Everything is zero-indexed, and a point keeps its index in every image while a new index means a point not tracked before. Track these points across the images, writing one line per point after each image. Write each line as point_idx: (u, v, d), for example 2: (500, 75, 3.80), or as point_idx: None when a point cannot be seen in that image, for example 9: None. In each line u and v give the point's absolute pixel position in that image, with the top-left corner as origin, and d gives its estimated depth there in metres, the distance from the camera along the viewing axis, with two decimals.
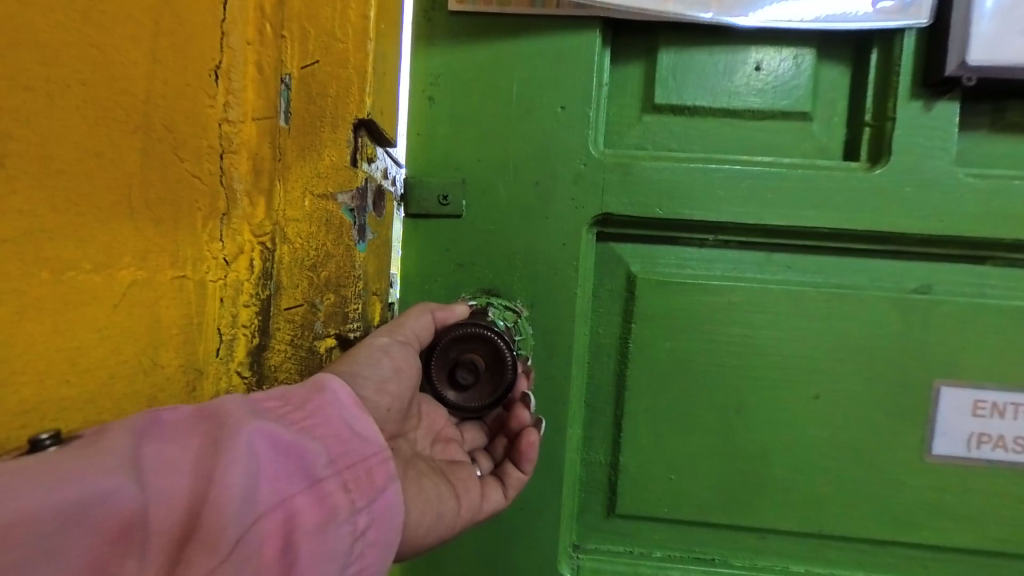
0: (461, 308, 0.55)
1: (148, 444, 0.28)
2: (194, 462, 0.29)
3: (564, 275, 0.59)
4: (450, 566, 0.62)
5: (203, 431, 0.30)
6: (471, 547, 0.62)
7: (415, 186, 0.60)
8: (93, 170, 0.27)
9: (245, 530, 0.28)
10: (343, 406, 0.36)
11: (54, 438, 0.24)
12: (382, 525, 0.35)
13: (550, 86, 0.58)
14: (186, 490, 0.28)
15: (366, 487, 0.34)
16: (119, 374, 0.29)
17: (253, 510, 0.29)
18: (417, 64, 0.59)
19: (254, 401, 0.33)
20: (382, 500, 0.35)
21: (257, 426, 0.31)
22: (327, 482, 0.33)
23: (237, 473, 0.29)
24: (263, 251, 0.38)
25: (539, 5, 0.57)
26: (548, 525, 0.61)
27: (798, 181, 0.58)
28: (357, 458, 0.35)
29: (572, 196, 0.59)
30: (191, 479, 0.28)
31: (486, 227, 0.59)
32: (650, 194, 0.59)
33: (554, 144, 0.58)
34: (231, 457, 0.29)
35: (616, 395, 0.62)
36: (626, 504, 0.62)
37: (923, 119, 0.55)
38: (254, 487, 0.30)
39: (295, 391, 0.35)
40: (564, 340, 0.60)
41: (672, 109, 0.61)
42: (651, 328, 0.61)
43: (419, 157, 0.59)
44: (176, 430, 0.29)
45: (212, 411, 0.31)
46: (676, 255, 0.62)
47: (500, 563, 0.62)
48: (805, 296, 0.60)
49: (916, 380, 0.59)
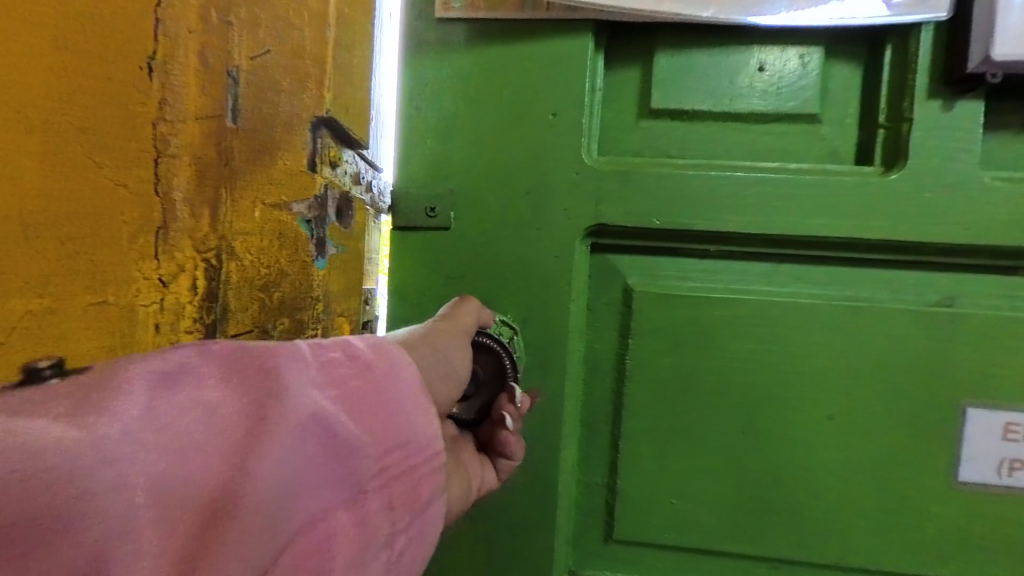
0: (472, 300, 0.54)
1: (187, 422, 0.26)
2: (233, 446, 0.26)
3: (558, 288, 0.57)
4: None
5: (262, 414, 0.28)
6: (462, 573, 0.59)
7: (404, 197, 0.58)
8: (54, 194, 0.32)
9: (279, 551, 0.27)
10: (403, 404, 0.35)
11: (52, 369, 0.33)
12: (416, 541, 0.35)
13: (543, 92, 0.56)
14: (222, 486, 0.25)
15: (410, 503, 0.34)
16: (96, 357, 0.35)
17: (291, 521, 0.27)
18: (406, 73, 0.57)
19: (315, 382, 0.31)
20: (422, 515, 0.35)
21: (314, 419, 0.29)
22: (373, 496, 0.32)
23: (283, 478, 0.27)
24: (207, 268, 0.39)
25: (529, 9, 0.55)
26: (543, 550, 0.58)
27: (807, 187, 0.55)
28: (404, 472, 0.34)
29: (564, 206, 0.56)
30: (232, 465, 0.26)
31: (477, 238, 0.57)
32: (647, 202, 0.56)
33: (545, 151, 0.56)
34: (277, 457, 0.27)
35: (614, 413, 0.59)
36: (626, 529, 0.59)
37: (945, 119, 0.51)
38: (297, 488, 0.28)
39: (358, 375, 0.33)
40: (559, 356, 0.57)
41: (671, 113, 0.58)
42: (650, 343, 0.58)
43: (408, 167, 0.58)
44: (222, 411, 0.27)
45: (272, 390, 0.29)
46: (676, 266, 0.59)
47: None
48: (817, 309, 0.56)
49: (940, 399, 0.55)
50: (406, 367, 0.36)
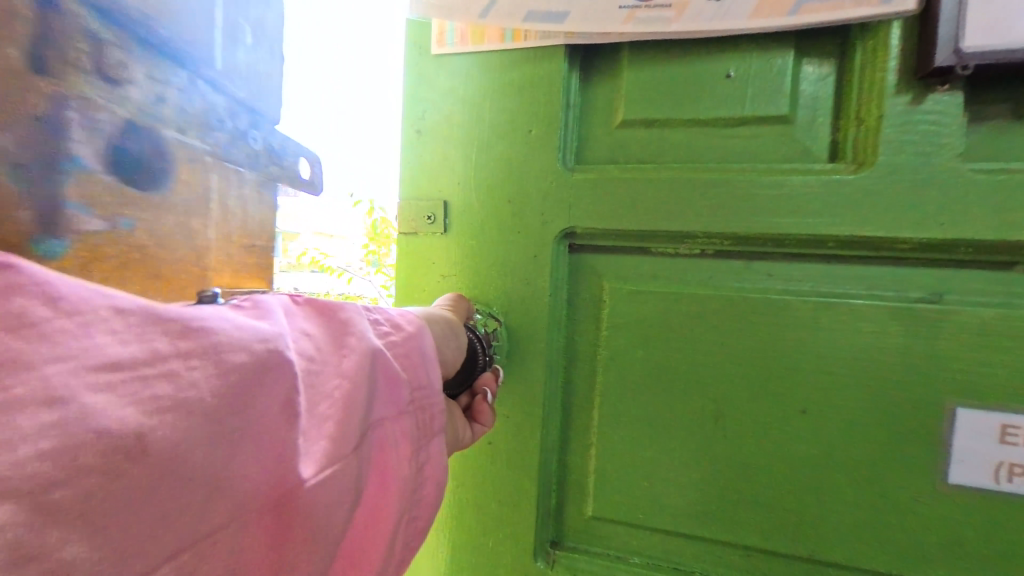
0: (464, 300, 0.61)
1: (301, 340, 0.35)
2: (329, 362, 0.36)
3: (536, 285, 0.64)
4: (438, 547, 0.69)
5: (341, 339, 0.38)
6: (455, 533, 0.68)
7: (406, 208, 0.67)
8: None
9: (358, 443, 0.36)
10: (426, 351, 0.45)
11: None
12: (433, 464, 0.44)
13: (521, 112, 0.63)
14: (327, 390, 0.35)
15: (428, 431, 0.43)
16: None
17: (363, 425, 0.37)
18: (407, 102, 0.67)
19: (370, 328, 0.41)
20: (434, 444, 0.44)
21: (378, 353, 0.39)
22: (407, 418, 0.41)
23: (361, 390, 0.37)
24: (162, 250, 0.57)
25: (508, 40, 0.62)
26: (524, 519, 0.65)
27: (774, 187, 0.56)
28: (431, 402, 0.44)
29: (541, 211, 0.63)
30: (333, 375, 0.35)
31: (466, 242, 0.66)
32: (618, 206, 0.62)
33: (524, 164, 0.63)
34: (358, 375, 0.37)
35: (591, 400, 0.65)
36: (601, 506, 0.64)
37: (916, 113, 0.51)
38: (365, 399, 0.37)
39: (396, 327, 0.44)
40: (537, 346, 0.64)
41: (642, 123, 0.62)
42: (623, 335, 0.63)
43: (409, 181, 0.67)
44: (319, 337, 0.36)
45: (350, 329, 0.39)
46: (649, 265, 0.63)
47: (480, 549, 0.67)
48: (788, 305, 0.58)
49: (923, 398, 0.54)
50: (429, 331, 0.46)
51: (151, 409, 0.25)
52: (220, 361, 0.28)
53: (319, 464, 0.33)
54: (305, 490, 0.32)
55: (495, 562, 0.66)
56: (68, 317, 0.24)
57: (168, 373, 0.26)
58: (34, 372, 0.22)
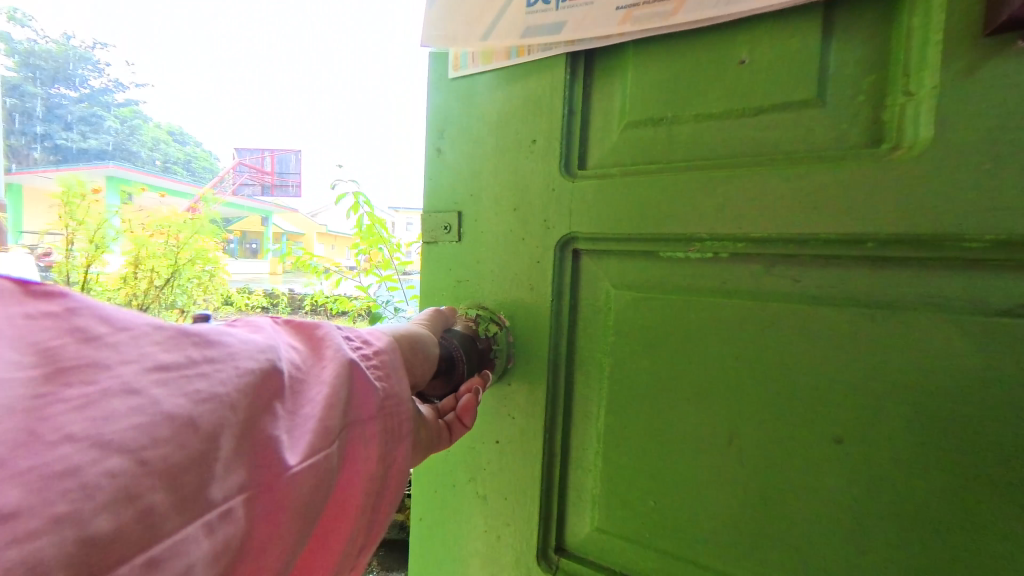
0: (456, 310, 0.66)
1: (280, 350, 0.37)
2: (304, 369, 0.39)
3: (540, 290, 0.65)
4: (455, 531, 0.74)
5: (320, 348, 0.41)
6: (469, 521, 0.73)
7: (427, 219, 0.74)
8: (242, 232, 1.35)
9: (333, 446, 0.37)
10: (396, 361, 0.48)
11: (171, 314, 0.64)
12: (399, 469, 0.45)
13: (526, 123, 0.65)
14: (302, 393, 0.37)
15: (400, 436, 0.45)
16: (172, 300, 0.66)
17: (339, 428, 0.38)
18: (430, 124, 0.74)
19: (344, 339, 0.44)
20: (403, 450, 0.45)
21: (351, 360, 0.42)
22: (381, 422, 0.43)
23: (337, 393, 0.39)
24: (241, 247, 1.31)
25: (513, 56, 0.65)
26: (530, 516, 0.67)
27: (794, 181, 0.50)
28: (401, 409, 0.45)
29: (544, 218, 0.65)
30: (306, 382, 0.38)
31: (477, 249, 0.70)
32: (619, 210, 0.60)
33: (528, 173, 0.65)
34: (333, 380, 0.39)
35: (594, 407, 0.63)
36: (605, 518, 0.63)
37: (980, 81, 0.41)
38: (344, 405, 0.39)
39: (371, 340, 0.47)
40: (540, 350, 0.65)
41: (648, 122, 0.60)
42: (626, 343, 0.61)
43: (430, 195, 0.74)
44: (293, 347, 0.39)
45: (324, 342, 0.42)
46: (654, 271, 0.59)
47: (491, 539, 0.71)
48: (816, 316, 0.49)
49: (1008, 440, 0.42)
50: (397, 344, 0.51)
51: (191, 397, 0.29)
52: (236, 365, 0.33)
53: (305, 451, 0.35)
54: (292, 471, 0.34)
55: (504, 553, 0.69)
56: (121, 331, 0.30)
57: (201, 374, 0.31)
58: (104, 372, 0.27)
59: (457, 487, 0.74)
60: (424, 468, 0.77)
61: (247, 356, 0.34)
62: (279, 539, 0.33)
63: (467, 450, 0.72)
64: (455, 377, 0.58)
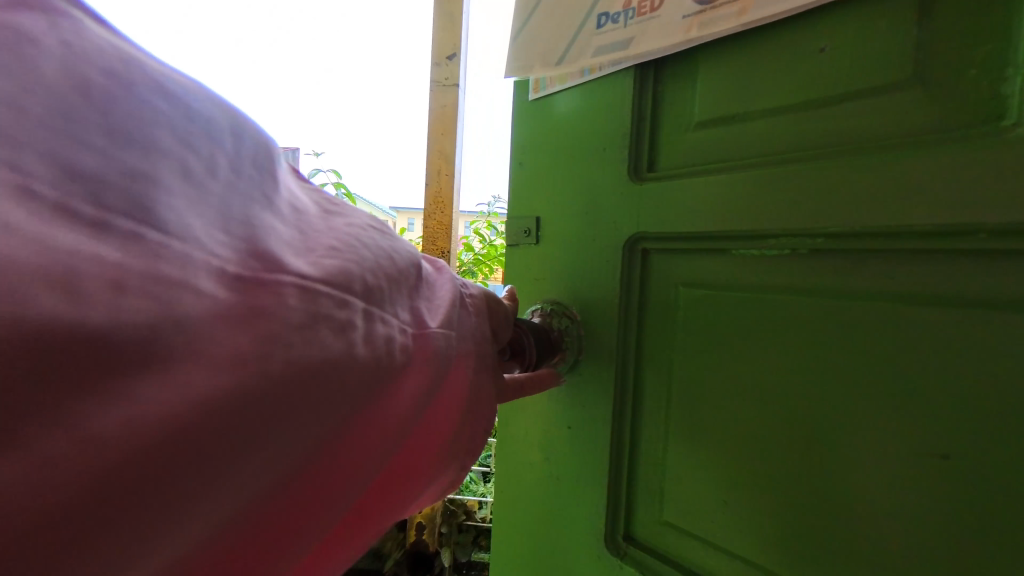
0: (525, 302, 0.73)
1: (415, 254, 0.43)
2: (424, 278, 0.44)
3: (608, 287, 0.70)
4: (531, 508, 0.82)
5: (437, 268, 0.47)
6: (543, 499, 0.80)
7: (509, 225, 0.84)
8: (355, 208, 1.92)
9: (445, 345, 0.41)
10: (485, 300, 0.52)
11: None
12: (485, 397, 0.48)
13: (597, 134, 0.71)
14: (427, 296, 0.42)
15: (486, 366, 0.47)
16: None
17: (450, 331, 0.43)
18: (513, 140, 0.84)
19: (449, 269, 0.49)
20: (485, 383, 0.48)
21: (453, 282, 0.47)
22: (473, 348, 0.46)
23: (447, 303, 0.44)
24: None
25: (586, 74, 0.71)
26: (598, 502, 0.71)
27: (882, 169, 0.46)
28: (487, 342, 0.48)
29: (613, 219, 0.69)
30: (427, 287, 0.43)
31: (552, 251, 0.77)
32: (686, 209, 0.61)
33: (599, 179, 0.71)
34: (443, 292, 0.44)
35: (659, 402, 0.66)
36: (671, 511, 0.64)
37: None
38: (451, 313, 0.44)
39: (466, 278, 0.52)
40: (607, 344, 0.70)
41: (717, 121, 0.60)
42: (694, 341, 0.62)
43: (513, 202, 0.84)
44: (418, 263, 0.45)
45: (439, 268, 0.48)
46: (724, 269, 0.59)
47: (563, 518, 0.77)
48: (915, 317, 0.45)
49: None
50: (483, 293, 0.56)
51: (388, 254, 0.37)
52: (400, 250, 0.39)
53: (439, 321, 0.41)
54: (413, 367, 0.38)
55: (575, 533, 0.75)
56: (346, 209, 0.38)
57: (384, 243, 0.38)
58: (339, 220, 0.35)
59: (533, 466, 0.81)
60: (506, 445, 0.87)
61: (409, 262, 0.40)
62: (379, 441, 0.37)
63: (543, 433, 0.79)
64: (528, 360, 0.64)
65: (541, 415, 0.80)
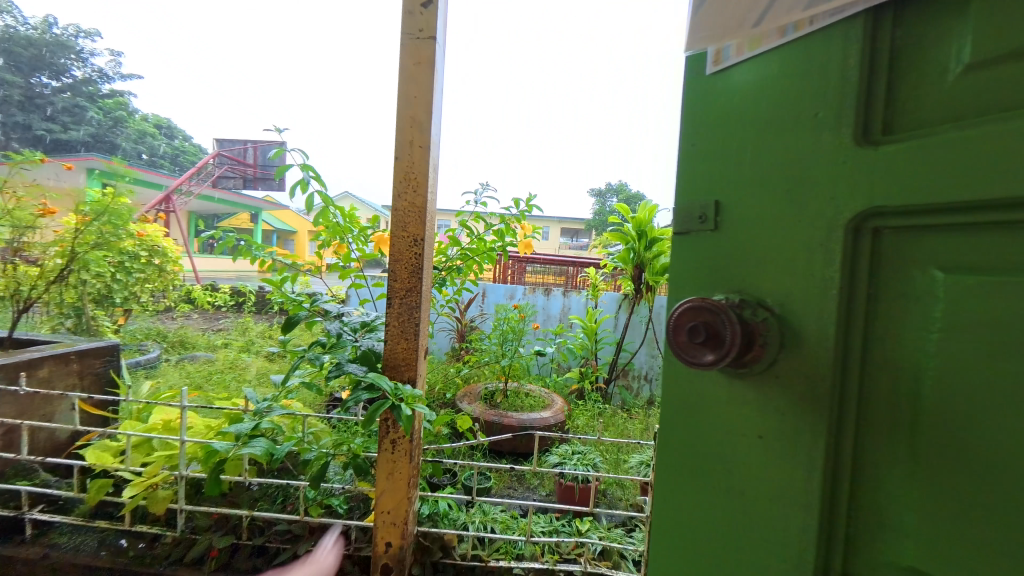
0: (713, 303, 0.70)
1: None
2: None
3: (824, 275, 0.64)
4: (714, 514, 0.78)
5: None
6: (729, 506, 0.75)
7: (684, 212, 0.80)
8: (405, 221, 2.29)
9: None
10: None
11: None
12: None
13: (807, 99, 0.65)
14: None
15: None
16: None
17: None
18: (687, 121, 0.81)
19: None
20: None
21: None
22: None
23: None
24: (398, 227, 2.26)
25: (788, 33, 0.67)
26: (810, 515, 0.66)
27: None
28: None
29: (831, 194, 0.62)
30: None
31: (742, 235, 0.72)
32: (948, 176, 0.53)
33: (809, 148, 0.64)
34: None
35: (903, 404, 0.57)
36: (922, 533, 0.56)
37: None
38: None
39: None
40: (825, 340, 0.64)
41: (992, 65, 0.51)
42: (960, 331, 0.53)
43: (688, 188, 0.80)
44: None
45: None
46: (1006, 251, 0.49)
47: (759, 528, 0.72)
48: None
49: None
50: None
51: None
52: None
53: None
54: None
55: (777, 545, 0.70)
56: None
57: None
58: None
59: (715, 471, 0.77)
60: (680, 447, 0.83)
61: None
62: None
63: (727, 437, 0.75)
64: (727, 351, 0.65)
65: (724, 418, 0.75)
